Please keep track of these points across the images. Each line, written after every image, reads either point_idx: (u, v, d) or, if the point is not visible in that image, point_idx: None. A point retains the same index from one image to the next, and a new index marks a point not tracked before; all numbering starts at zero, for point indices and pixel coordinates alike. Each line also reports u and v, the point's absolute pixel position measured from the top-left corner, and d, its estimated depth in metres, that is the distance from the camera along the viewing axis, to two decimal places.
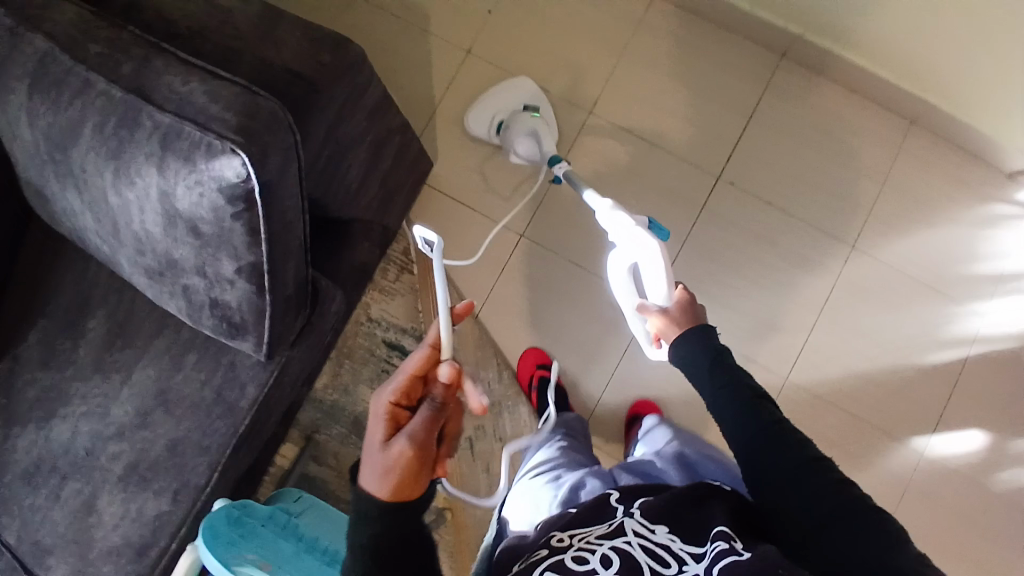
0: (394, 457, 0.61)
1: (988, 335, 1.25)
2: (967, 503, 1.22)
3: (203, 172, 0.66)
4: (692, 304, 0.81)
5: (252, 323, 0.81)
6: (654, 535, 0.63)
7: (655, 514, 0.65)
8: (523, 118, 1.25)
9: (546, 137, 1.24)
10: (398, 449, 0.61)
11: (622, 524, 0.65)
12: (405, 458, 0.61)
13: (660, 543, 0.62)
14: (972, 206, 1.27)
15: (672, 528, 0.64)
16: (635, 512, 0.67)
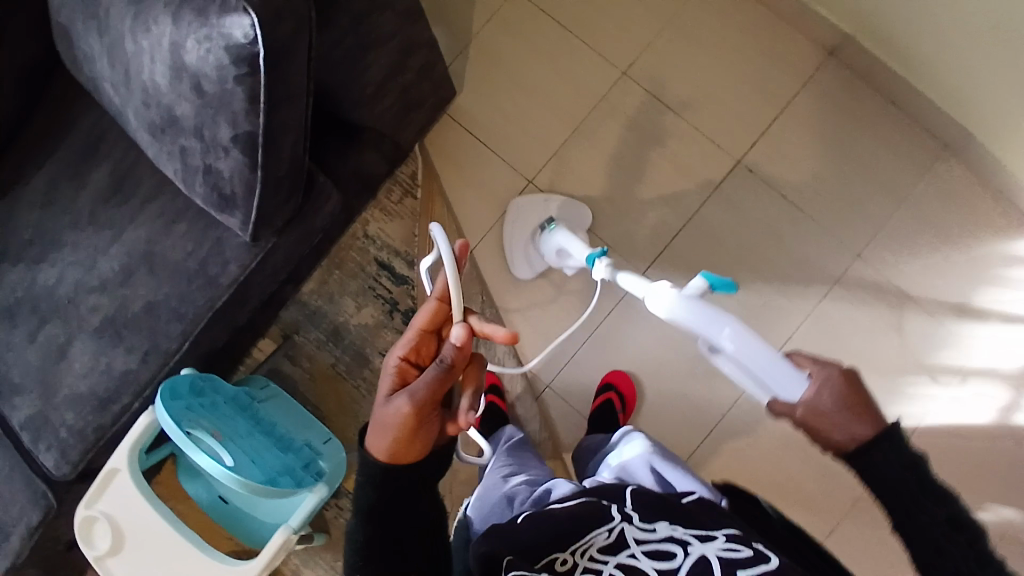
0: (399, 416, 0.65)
1: (975, 373, 1.22)
2: None
3: (213, 27, 0.66)
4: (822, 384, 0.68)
5: (241, 198, 0.83)
6: (654, 533, 0.66)
7: (650, 518, 0.68)
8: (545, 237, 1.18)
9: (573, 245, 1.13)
10: (399, 407, 0.64)
11: (621, 532, 0.67)
12: (404, 420, 0.65)
13: (662, 539, 0.65)
14: (993, 242, 1.22)
15: (672, 522, 0.67)
16: (630, 514, 0.69)
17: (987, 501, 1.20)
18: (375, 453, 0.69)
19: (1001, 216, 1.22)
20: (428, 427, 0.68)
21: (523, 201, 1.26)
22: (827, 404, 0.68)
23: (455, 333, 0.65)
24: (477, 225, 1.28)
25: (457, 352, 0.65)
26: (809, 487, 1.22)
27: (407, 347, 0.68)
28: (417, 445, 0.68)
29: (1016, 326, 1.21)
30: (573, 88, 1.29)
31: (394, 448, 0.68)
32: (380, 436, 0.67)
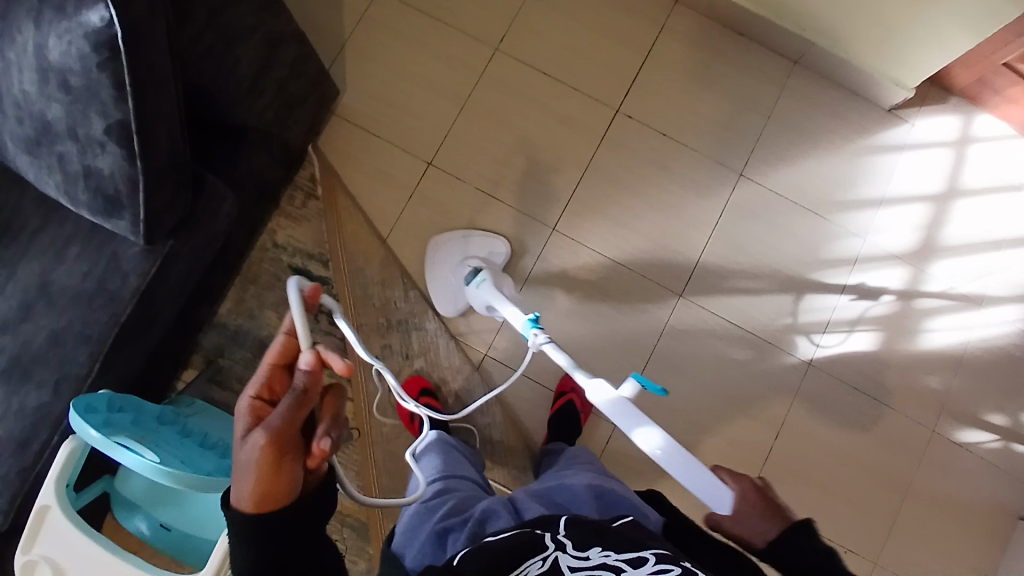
0: (252, 455, 0.57)
1: (868, 256, 1.35)
2: (845, 405, 1.32)
3: (71, 19, 0.68)
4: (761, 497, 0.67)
5: (126, 197, 0.82)
6: (588, 560, 0.60)
7: (582, 542, 0.62)
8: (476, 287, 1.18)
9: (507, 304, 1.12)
10: (252, 445, 0.57)
11: (556, 560, 0.61)
12: (261, 462, 0.57)
13: (597, 564, 0.59)
14: (855, 138, 1.37)
15: (608, 547, 0.62)
16: (565, 542, 0.63)
17: (897, 366, 1.33)
18: (238, 503, 0.60)
19: (852, 118, 1.38)
20: (290, 471, 0.59)
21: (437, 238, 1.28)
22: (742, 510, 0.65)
23: (305, 358, 0.59)
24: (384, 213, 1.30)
25: (308, 377, 0.59)
26: (751, 392, 1.30)
27: (260, 382, 0.62)
28: (284, 486, 0.60)
29: (893, 206, 1.37)
30: (452, 70, 1.35)
31: (258, 493, 0.59)
32: (240, 479, 0.58)
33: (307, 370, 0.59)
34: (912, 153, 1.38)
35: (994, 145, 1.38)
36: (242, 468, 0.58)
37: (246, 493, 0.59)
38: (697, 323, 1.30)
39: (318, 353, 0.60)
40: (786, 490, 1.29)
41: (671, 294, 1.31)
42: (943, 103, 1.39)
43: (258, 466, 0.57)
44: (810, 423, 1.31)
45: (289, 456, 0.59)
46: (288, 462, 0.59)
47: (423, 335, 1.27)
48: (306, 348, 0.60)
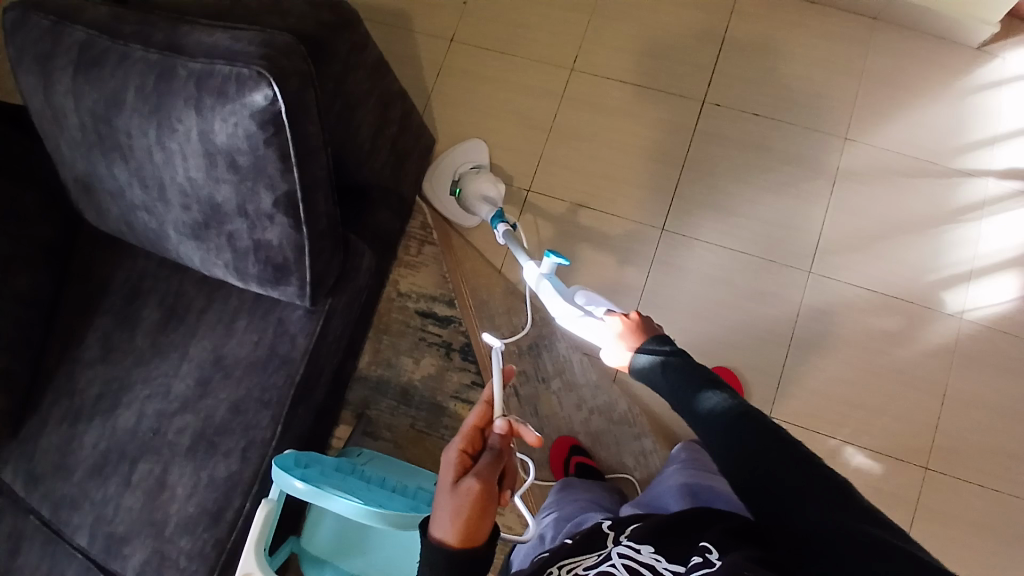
0: (467, 494, 0.65)
1: (999, 197, 1.27)
2: (1015, 358, 1.22)
3: (235, 102, 0.73)
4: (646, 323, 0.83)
5: (293, 262, 0.88)
6: (639, 554, 0.66)
7: (642, 539, 0.69)
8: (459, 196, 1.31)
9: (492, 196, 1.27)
10: (467, 486, 0.65)
11: (610, 553, 0.69)
12: (471, 501, 0.65)
13: (643, 561, 0.64)
14: (957, 79, 1.32)
15: (657, 548, 0.67)
16: (623, 540, 0.71)
17: None
18: (440, 538, 0.65)
19: (947, 60, 1.33)
20: (489, 516, 0.66)
21: (445, 158, 1.37)
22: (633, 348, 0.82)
23: (499, 424, 0.70)
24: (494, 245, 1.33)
25: (502, 439, 0.70)
26: (902, 358, 1.23)
27: (462, 438, 0.70)
28: (482, 530, 0.66)
29: (1011, 141, 1.29)
30: (533, 99, 1.40)
31: (461, 532, 0.65)
32: (447, 517, 0.65)
33: (502, 433, 0.70)
34: (1016, 84, 1.31)
35: None
36: (454, 507, 0.65)
37: (451, 532, 0.65)
38: (831, 296, 1.26)
39: (510, 421, 0.71)
40: (965, 456, 1.19)
41: (797, 271, 1.27)
42: None
43: (471, 505, 0.65)
44: (979, 383, 1.21)
45: (491, 503, 0.66)
46: (490, 508, 0.66)
47: (556, 356, 1.27)
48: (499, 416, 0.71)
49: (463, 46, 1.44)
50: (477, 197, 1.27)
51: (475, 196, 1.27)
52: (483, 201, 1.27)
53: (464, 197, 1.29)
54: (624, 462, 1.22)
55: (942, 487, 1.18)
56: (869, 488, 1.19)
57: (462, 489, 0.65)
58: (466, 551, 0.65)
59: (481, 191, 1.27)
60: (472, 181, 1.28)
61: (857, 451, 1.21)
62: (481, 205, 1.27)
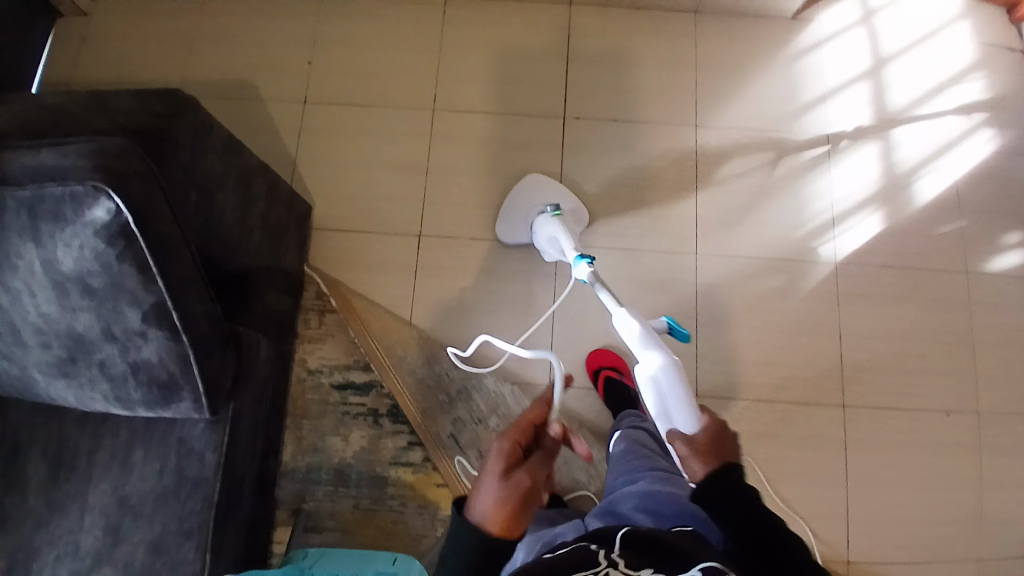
0: (520, 484, 0.69)
1: (841, 147, 1.40)
2: (888, 287, 1.35)
3: (74, 223, 0.66)
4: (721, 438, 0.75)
5: (181, 375, 0.80)
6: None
7: (637, 560, 0.58)
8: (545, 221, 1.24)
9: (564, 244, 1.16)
10: (520, 478, 0.69)
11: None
12: (520, 490, 0.68)
13: None
14: (782, 49, 1.45)
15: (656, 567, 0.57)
16: (614, 558, 0.59)
17: (915, 229, 1.37)
18: (482, 518, 0.69)
19: (769, 35, 1.45)
20: (532, 508, 0.70)
21: (533, 181, 1.32)
22: (698, 440, 0.74)
23: (553, 430, 0.77)
24: (506, 222, 1.31)
25: (553, 442, 0.76)
26: (796, 311, 1.33)
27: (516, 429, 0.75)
28: (521, 521, 0.69)
29: (839, 97, 1.43)
30: (402, 145, 1.38)
31: (504, 515, 0.68)
32: (493, 498, 0.69)
33: (555, 438, 0.76)
34: (832, 44, 1.45)
35: (898, 7, 1.47)
36: (506, 493, 0.68)
37: (495, 516, 0.69)
38: (724, 271, 1.33)
39: (563, 427, 0.77)
40: (872, 383, 1.30)
41: (687, 255, 1.34)
42: None
43: (521, 494, 0.68)
44: (865, 316, 1.33)
45: (537, 496, 0.71)
46: (534, 500, 0.70)
47: (488, 394, 1.24)
48: (554, 422, 0.77)
49: (319, 104, 1.39)
50: (565, 230, 1.19)
51: (557, 231, 1.19)
52: (558, 243, 1.20)
53: (550, 225, 1.21)
54: (578, 479, 1.22)
55: (861, 419, 1.28)
56: (800, 436, 1.27)
57: (515, 478, 0.69)
58: (500, 538, 0.69)
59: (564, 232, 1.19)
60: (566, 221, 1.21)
61: (782, 406, 1.28)
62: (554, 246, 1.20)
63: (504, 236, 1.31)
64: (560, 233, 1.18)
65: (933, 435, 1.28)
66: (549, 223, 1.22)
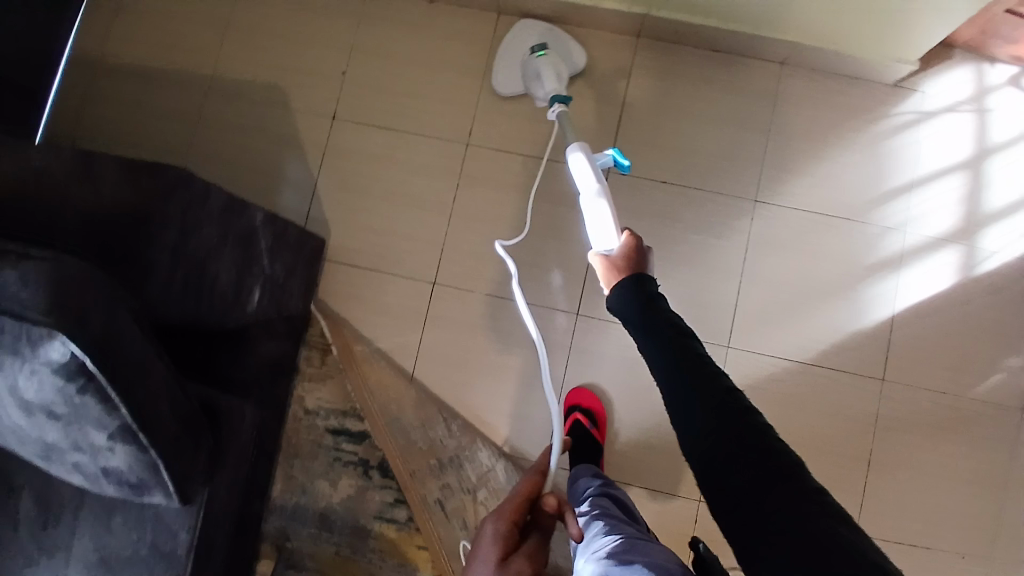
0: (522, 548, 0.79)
1: (917, 248, 1.24)
2: (936, 414, 1.21)
3: (32, 360, 0.64)
4: (640, 253, 0.84)
5: (151, 479, 0.75)
6: None
7: None
8: (530, 62, 1.20)
9: (548, 79, 1.16)
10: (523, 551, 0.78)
11: None
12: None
13: None
14: (872, 122, 1.26)
15: None
16: None
17: (984, 353, 1.22)
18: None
19: (858, 102, 1.27)
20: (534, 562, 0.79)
21: (520, 28, 1.27)
22: (617, 260, 0.83)
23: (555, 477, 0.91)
24: (501, 73, 1.27)
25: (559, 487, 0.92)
26: (827, 425, 1.21)
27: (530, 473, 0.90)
28: None
29: (927, 187, 1.25)
30: (429, 181, 1.29)
31: None
32: None
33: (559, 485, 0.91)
34: (931, 124, 1.26)
35: (1016, 87, 1.26)
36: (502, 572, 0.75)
37: None
38: (755, 370, 1.22)
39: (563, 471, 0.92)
40: (891, 516, 1.19)
41: (717, 347, 1.23)
42: (955, 55, 1.28)
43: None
44: (904, 442, 1.21)
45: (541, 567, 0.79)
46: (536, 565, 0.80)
47: (479, 465, 1.20)
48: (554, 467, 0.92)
49: (347, 124, 1.30)
50: (550, 69, 1.17)
51: (542, 71, 1.17)
52: (542, 81, 1.18)
53: (534, 65, 1.18)
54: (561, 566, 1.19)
55: None
56: None
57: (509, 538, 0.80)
58: None
59: (549, 71, 1.17)
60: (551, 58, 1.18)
61: None
62: (538, 85, 1.18)
63: (499, 86, 1.27)
64: (545, 72, 1.16)
65: None
66: (533, 61, 1.19)
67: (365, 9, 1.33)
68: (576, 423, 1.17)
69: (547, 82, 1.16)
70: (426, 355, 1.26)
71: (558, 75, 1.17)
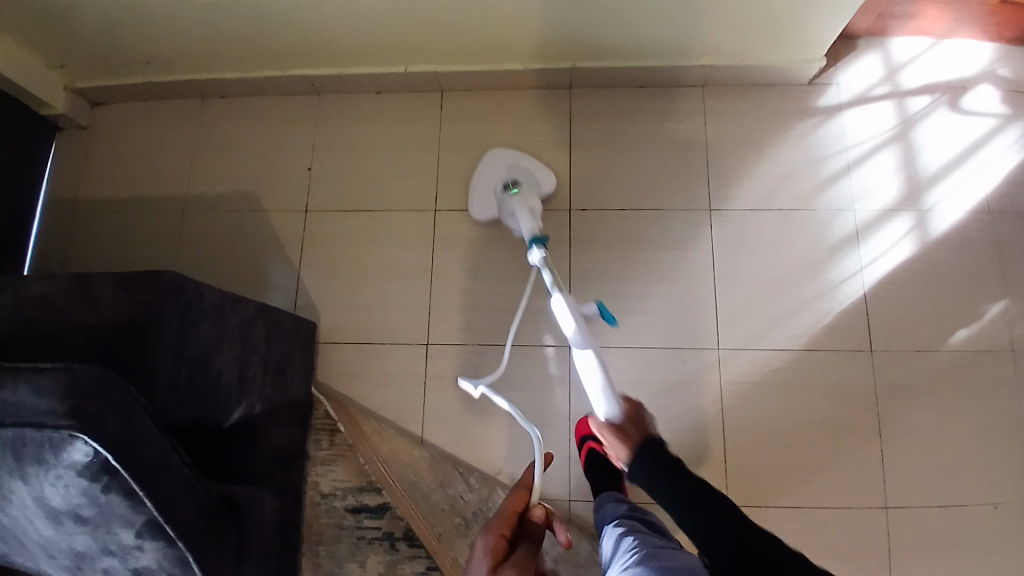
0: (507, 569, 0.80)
1: (870, 222, 1.32)
2: (929, 373, 1.25)
3: (57, 465, 0.67)
4: (638, 412, 0.92)
5: (181, 574, 0.75)
6: None
7: None
8: (505, 200, 1.26)
9: (524, 215, 1.21)
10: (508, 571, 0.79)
11: None
12: None
13: None
14: (800, 118, 1.38)
15: None
16: None
17: (957, 305, 1.27)
18: None
19: (782, 105, 1.39)
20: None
21: (488, 162, 1.35)
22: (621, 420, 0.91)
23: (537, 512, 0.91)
24: (477, 198, 1.33)
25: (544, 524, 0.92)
26: (830, 404, 1.24)
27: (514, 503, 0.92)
28: None
29: (865, 165, 1.35)
30: (406, 250, 1.36)
31: None
32: None
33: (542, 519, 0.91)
34: (853, 109, 1.37)
35: (918, 65, 1.39)
36: None
37: None
38: (749, 365, 1.26)
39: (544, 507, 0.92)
40: (915, 481, 1.20)
41: (708, 351, 1.27)
42: (858, 46, 1.41)
43: None
44: (907, 405, 1.24)
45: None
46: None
47: None
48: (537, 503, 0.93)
49: (321, 213, 1.39)
50: (525, 209, 1.21)
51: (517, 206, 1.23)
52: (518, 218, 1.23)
53: (510, 204, 1.25)
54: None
55: (910, 523, 1.18)
56: (843, 544, 1.18)
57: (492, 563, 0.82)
58: None
59: (523, 209, 1.22)
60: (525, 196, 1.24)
61: (821, 511, 1.19)
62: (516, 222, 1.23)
63: (475, 212, 1.33)
64: (520, 210, 1.21)
65: (992, 538, 1.17)
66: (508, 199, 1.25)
67: (321, 109, 1.44)
68: (591, 450, 1.18)
69: (522, 218, 1.20)
70: (431, 415, 1.29)
71: (534, 215, 1.22)
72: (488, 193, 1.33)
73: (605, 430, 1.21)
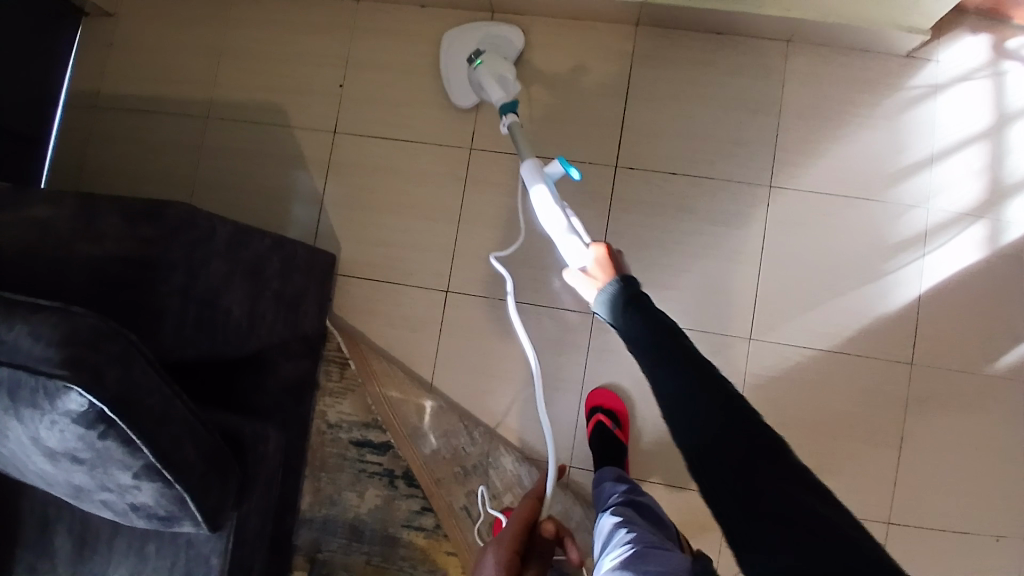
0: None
1: (939, 225, 1.19)
2: (968, 392, 1.18)
3: (52, 412, 0.66)
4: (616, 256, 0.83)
5: (179, 511, 0.76)
6: None
7: None
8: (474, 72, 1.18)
9: (494, 85, 1.13)
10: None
11: None
12: None
13: None
14: (886, 96, 1.21)
15: None
16: None
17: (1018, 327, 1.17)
18: None
19: (870, 77, 1.22)
20: None
21: (455, 32, 1.25)
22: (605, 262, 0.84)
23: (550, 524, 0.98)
24: (453, 83, 1.25)
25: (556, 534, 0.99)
26: (855, 408, 1.19)
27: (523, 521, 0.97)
28: None
29: (947, 160, 1.20)
30: (434, 187, 1.28)
31: None
32: None
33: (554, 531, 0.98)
34: (947, 95, 1.20)
35: None
36: None
37: None
38: (777, 358, 1.20)
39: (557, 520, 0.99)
40: (923, 497, 1.16)
41: (737, 338, 1.21)
42: (965, 23, 1.21)
43: None
44: (936, 421, 1.18)
45: None
46: None
47: (502, 472, 1.20)
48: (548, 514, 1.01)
49: (350, 136, 1.30)
50: (492, 80, 1.13)
51: (484, 79, 1.14)
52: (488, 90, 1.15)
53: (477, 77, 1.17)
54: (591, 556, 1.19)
55: (910, 537, 1.16)
56: None
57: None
58: None
59: (491, 79, 1.14)
60: (491, 65, 1.14)
61: None
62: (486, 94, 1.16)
63: (453, 98, 1.26)
64: (490, 83, 1.13)
65: (993, 563, 1.15)
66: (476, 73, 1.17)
67: (359, 19, 1.31)
68: (599, 422, 1.16)
69: (492, 91, 1.13)
70: (441, 364, 1.27)
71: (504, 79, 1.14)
72: (461, 73, 1.25)
73: (614, 404, 1.19)
